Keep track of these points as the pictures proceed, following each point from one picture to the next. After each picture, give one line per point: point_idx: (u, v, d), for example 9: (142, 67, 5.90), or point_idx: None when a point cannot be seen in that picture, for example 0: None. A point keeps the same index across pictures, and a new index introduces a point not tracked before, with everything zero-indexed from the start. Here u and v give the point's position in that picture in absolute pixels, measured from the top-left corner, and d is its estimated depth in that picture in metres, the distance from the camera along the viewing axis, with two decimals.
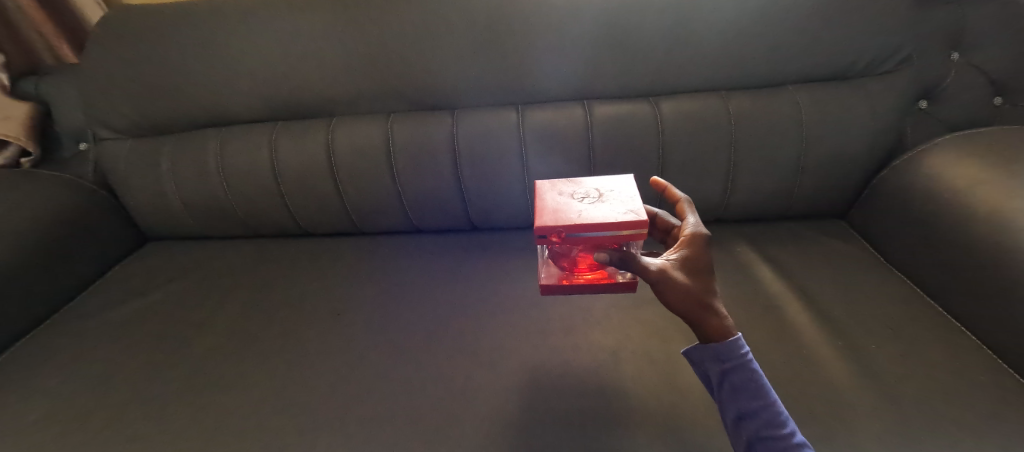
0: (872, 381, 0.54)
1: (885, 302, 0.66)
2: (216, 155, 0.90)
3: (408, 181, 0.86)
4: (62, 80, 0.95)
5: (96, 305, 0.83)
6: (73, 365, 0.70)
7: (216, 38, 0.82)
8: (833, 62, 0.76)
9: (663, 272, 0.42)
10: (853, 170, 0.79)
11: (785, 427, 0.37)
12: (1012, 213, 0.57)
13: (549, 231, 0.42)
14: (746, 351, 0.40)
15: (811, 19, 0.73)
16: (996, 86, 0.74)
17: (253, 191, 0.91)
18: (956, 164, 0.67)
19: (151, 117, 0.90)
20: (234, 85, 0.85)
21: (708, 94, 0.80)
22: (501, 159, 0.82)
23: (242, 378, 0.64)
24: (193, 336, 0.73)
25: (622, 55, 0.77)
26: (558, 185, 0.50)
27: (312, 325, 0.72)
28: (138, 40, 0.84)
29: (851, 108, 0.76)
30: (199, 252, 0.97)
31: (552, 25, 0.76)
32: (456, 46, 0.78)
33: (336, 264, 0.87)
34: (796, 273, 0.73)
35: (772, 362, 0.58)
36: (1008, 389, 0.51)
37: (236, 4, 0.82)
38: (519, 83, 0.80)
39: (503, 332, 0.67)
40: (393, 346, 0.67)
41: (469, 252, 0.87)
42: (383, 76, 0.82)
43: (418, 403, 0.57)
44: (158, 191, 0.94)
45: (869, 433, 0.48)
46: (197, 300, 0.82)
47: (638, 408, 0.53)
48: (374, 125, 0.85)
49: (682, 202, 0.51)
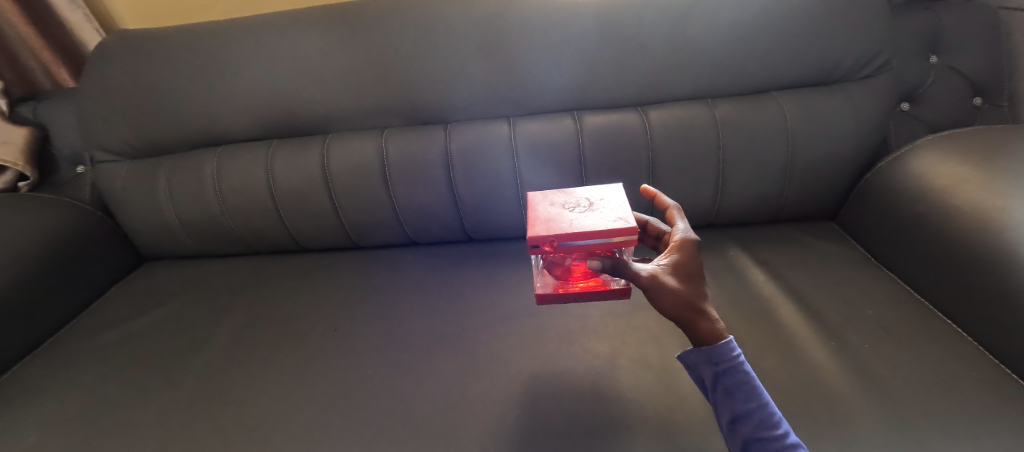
0: (864, 379, 0.55)
1: (876, 301, 0.67)
2: (214, 173, 0.92)
3: (406, 195, 0.87)
4: (61, 105, 1.02)
5: (96, 325, 0.85)
6: (85, 384, 0.71)
7: (217, 61, 0.84)
8: (817, 67, 0.78)
9: (654, 277, 0.43)
10: (841, 172, 0.80)
11: (778, 428, 0.38)
12: (995, 210, 0.58)
13: (542, 240, 0.43)
14: (738, 353, 0.42)
15: (795, 24, 0.75)
16: (974, 86, 0.79)
17: (255, 209, 0.93)
18: (941, 164, 0.68)
19: (156, 139, 0.92)
20: (236, 106, 0.87)
21: (696, 101, 0.82)
22: (495, 171, 0.84)
23: (249, 392, 0.66)
24: (201, 353, 0.75)
25: (612, 67, 0.79)
26: (549, 196, 0.51)
27: (315, 339, 0.74)
28: (142, 66, 0.86)
29: (836, 111, 0.78)
30: (199, 270, 0.99)
31: (545, 39, 0.78)
32: (451, 61, 0.80)
33: (338, 278, 0.89)
34: (789, 275, 0.74)
35: (765, 362, 0.59)
36: (996, 383, 0.53)
37: (232, 26, 0.84)
38: (513, 95, 0.82)
39: (503, 342, 0.68)
40: (396, 358, 0.68)
41: (469, 263, 0.89)
42: (380, 93, 0.84)
43: (421, 413, 0.59)
44: (158, 211, 0.96)
45: (862, 432, 0.49)
46: (204, 318, 0.84)
47: (635, 412, 0.55)
48: (371, 141, 0.87)
49: (671, 208, 0.53)
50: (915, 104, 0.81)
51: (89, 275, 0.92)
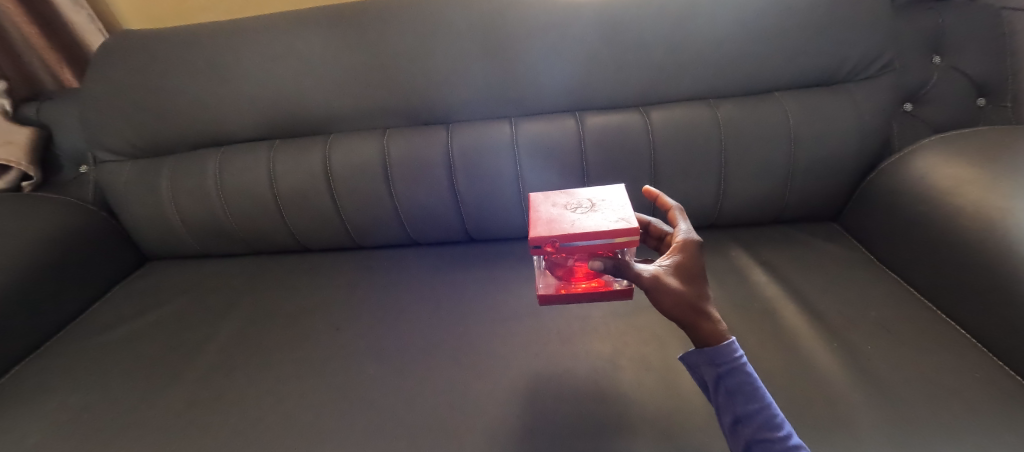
0: (866, 380, 0.55)
1: (878, 302, 0.67)
2: (216, 173, 0.92)
3: (408, 195, 0.88)
4: (64, 105, 1.02)
5: (99, 325, 0.85)
6: (87, 383, 0.72)
7: (219, 61, 0.84)
8: (820, 67, 0.77)
9: (656, 278, 0.43)
10: (843, 172, 0.80)
11: (781, 430, 0.38)
12: (998, 212, 0.58)
13: (544, 241, 0.43)
14: (740, 354, 0.41)
15: (797, 24, 0.74)
16: (977, 87, 0.79)
17: (257, 208, 0.93)
18: (945, 164, 0.68)
19: (158, 139, 0.93)
20: (238, 106, 0.88)
21: (697, 102, 0.81)
22: (497, 171, 0.84)
23: (251, 391, 0.66)
24: (203, 352, 0.75)
25: (613, 67, 0.79)
26: (552, 196, 0.51)
27: (316, 339, 0.74)
28: (145, 66, 0.87)
29: (839, 111, 0.77)
30: (201, 270, 0.99)
31: (547, 38, 0.78)
32: (452, 61, 0.80)
33: (339, 278, 0.89)
34: (791, 276, 0.74)
35: (767, 363, 0.59)
36: (1000, 385, 0.52)
37: (234, 27, 0.84)
38: (515, 95, 0.82)
39: (504, 342, 0.68)
40: (397, 358, 0.68)
41: (470, 263, 0.89)
42: (381, 94, 0.84)
43: (422, 413, 0.59)
44: (159, 210, 0.96)
45: (864, 433, 0.49)
46: (206, 317, 0.84)
47: (636, 413, 0.54)
48: (373, 141, 0.87)
49: (674, 209, 0.53)
50: (918, 104, 0.80)
51: (91, 275, 0.92)
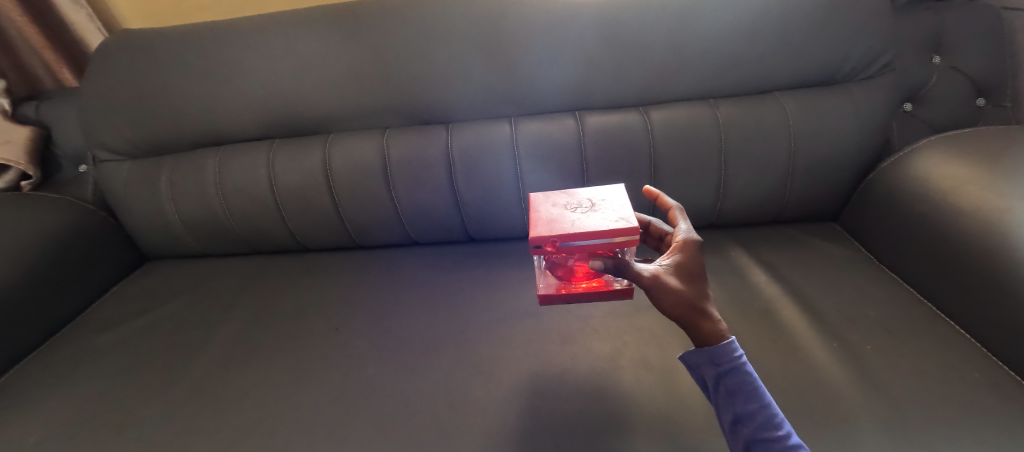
0: (864, 379, 0.55)
1: (878, 302, 0.67)
2: (215, 173, 0.92)
3: (407, 195, 0.87)
4: (63, 104, 1.02)
5: (98, 324, 0.85)
6: (87, 382, 0.72)
7: (219, 61, 0.84)
8: (820, 67, 0.77)
9: (657, 277, 0.43)
10: (843, 172, 0.80)
11: (780, 429, 0.38)
12: (996, 212, 0.58)
13: (544, 241, 0.43)
14: (740, 354, 0.41)
15: (797, 24, 0.74)
16: (976, 87, 0.79)
17: (256, 208, 0.93)
18: (944, 165, 0.68)
19: (158, 138, 0.93)
20: (237, 105, 0.87)
21: (698, 101, 0.81)
22: (496, 171, 0.84)
23: (249, 391, 0.66)
24: (202, 352, 0.75)
25: (613, 66, 0.79)
26: (552, 196, 0.51)
27: (316, 339, 0.74)
28: (144, 65, 0.86)
29: (839, 111, 0.77)
30: (201, 270, 0.99)
31: (546, 38, 0.78)
32: (452, 60, 0.80)
33: (338, 278, 0.89)
34: (791, 275, 0.74)
35: (766, 362, 0.59)
36: (999, 384, 0.52)
37: (234, 25, 0.84)
38: (515, 94, 0.82)
39: (503, 341, 0.69)
40: (396, 359, 0.68)
41: (469, 263, 0.89)
42: (381, 93, 0.84)
43: (421, 412, 0.59)
44: (159, 210, 0.96)
45: (862, 432, 0.49)
46: (205, 317, 0.84)
47: (636, 413, 0.54)
48: (372, 141, 0.87)
49: (674, 209, 0.53)
50: (918, 104, 0.81)
51: (91, 274, 0.92)
